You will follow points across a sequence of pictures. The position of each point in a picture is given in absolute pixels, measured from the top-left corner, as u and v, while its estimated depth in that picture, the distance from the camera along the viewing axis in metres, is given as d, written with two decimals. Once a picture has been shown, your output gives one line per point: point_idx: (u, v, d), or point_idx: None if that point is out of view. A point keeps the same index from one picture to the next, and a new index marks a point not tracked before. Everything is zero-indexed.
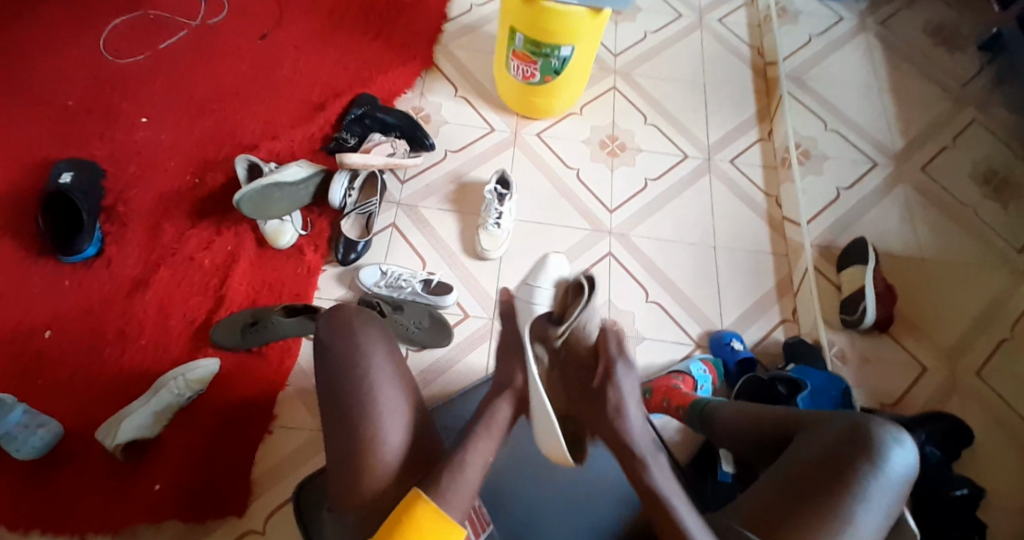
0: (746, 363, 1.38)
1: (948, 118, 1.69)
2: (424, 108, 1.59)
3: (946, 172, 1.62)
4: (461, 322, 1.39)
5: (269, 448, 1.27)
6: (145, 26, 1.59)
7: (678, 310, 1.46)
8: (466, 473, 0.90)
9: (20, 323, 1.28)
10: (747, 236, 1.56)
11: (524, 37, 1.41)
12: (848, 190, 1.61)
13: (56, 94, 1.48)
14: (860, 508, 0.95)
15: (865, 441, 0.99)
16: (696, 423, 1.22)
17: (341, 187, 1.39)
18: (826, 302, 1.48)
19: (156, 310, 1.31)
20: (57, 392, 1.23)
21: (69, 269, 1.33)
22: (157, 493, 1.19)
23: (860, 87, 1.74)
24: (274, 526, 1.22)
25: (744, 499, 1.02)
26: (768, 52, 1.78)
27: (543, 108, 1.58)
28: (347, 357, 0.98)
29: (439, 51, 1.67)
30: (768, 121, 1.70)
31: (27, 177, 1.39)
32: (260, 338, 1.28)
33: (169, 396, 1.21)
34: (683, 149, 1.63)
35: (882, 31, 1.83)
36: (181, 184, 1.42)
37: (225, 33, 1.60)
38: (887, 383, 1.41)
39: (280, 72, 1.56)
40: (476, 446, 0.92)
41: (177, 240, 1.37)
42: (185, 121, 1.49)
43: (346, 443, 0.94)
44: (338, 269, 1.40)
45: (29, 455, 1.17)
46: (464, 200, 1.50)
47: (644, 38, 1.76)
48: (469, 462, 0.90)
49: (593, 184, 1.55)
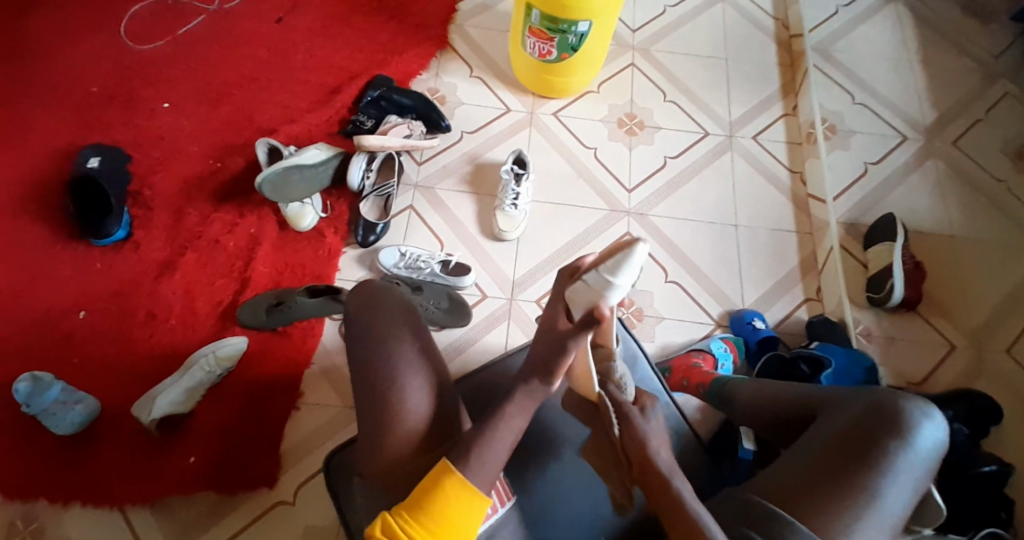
0: (768, 341, 1.37)
1: (982, 90, 1.63)
2: (440, 89, 1.59)
3: (979, 147, 1.56)
4: (479, 302, 1.40)
5: (296, 425, 1.30)
6: (165, 12, 1.61)
7: (698, 289, 1.45)
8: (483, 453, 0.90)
9: (55, 305, 1.33)
10: (769, 214, 1.53)
11: (540, 14, 1.39)
12: (876, 165, 1.56)
13: (82, 82, 1.52)
14: (886, 482, 0.94)
15: (892, 417, 0.98)
16: (717, 402, 1.21)
17: (360, 168, 1.41)
18: (852, 281, 1.45)
19: (183, 292, 1.35)
20: (90, 371, 1.28)
21: (100, 253, 1.37)
22: (191, 465, 1.23)
23: (888, 60, 1.69)
24: (302, 497, 1.26)
25: (768, 473, 1.00)
26: (793, 24, 1.73)
27: (560, 87, 1.56)
28: (370, 331, 1.00)
29: (454, 31, 1.66)
30: (793, 96, 1.66)
31: (58, 163, 1.44)
32: (284, 317, 1.31)
33: (200, 374, 1.25)
34: (705, 126, 1.60)
35: (912, 1, 1.76)
36: (204, 169, 1.46)
37: (243, 17, 1.61)
38: (913, 361, 1.39)
39: (298, 56, 1.58)
40: (490, 427, 0.92)
41: (201, 223, 1.41)
42: (207, 106, 1.51)
43: (365, 417, 0.97)
44: (357, 251, 1.42)
45: (67, 430, 1.22)
46: (480, 180, 1.50)
47: (663, 13, 1.73)
48: (488, 439, 0.91)
49: (611, 163, 1.54)
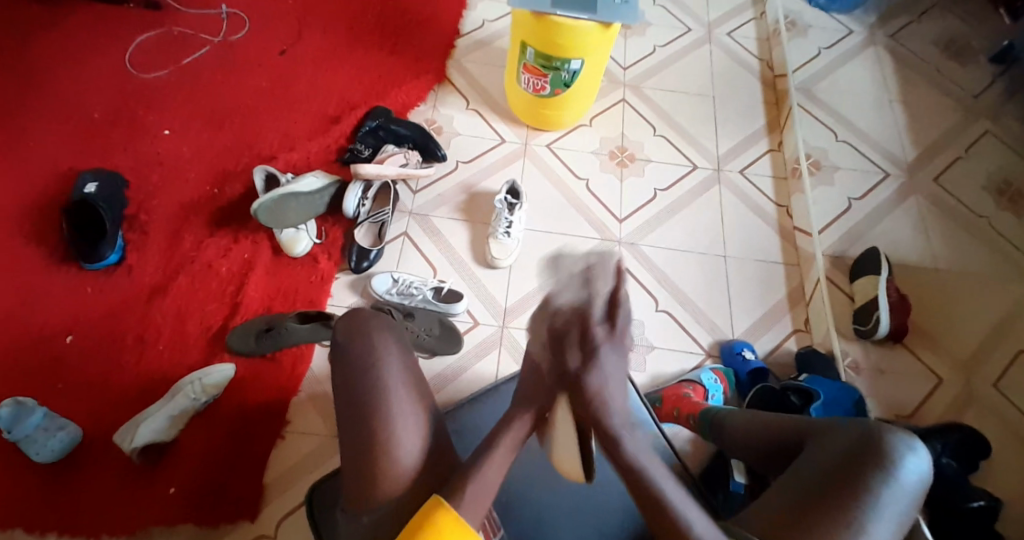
0: (757, 374, 1.37)
1: (961, 129, 1.69)
2: (437, 120, 1.62)
3: (959, 183, 1.62)
4: (470, 330, 1.40)
5: (281, 454, 1.29)
6: (168, 42, 1.64)
7: (688, 320, 1.46)
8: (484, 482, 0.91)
9: (43, 328, 1.31)
10: (757, 246, 1.56)
11: (534, 51, 1.44)
12: (860, 201, 1.60)
13: (82, 108, 1.53)
14: (872, 516, 0.93)
15: (877, 450, 0.98)
16: (707, 434, 1.21)
17: (355, 196, 1.43)
18: (838, 313, 1.47)
19: (174, 315, 1.35)
20: (76, 395, 1.26)
21: (91, 276, 1.37)
22: (172, 496, 1.21)
23: (870, 99, 1.75)
24: (284, 530, 1.23)
25: (755, 508, 1.00)
26: (778, 64, 1.79)
27: (553, 120, 1.60)
28: (361, 359, 1.00)
29: (451, 66, 1.71)
30: (778, 133, 1.71)
31: (54, 187, 1.44)
32: (275, 342, 1.32)
33: (186, 401, 1.24)
34: (693, 161, 1.64)
35: (892, 44, 1.84)
36: (200, 194, 1.47)
37: (245, 48, 1.65)
38: (901, 395, 1.39)
39: (297, 87, 1.61)
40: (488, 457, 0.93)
41: (196, 247, 1.41)
42: (206, 133, 1.53)
43: (354, 444, 0.96)
44: (351, 276, 1.43)
45: (48, 458, 1.20)
46: (474, 210, 1.52)
47: (653, 52, 1.79)
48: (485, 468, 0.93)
49: (603, 194, 1.57)
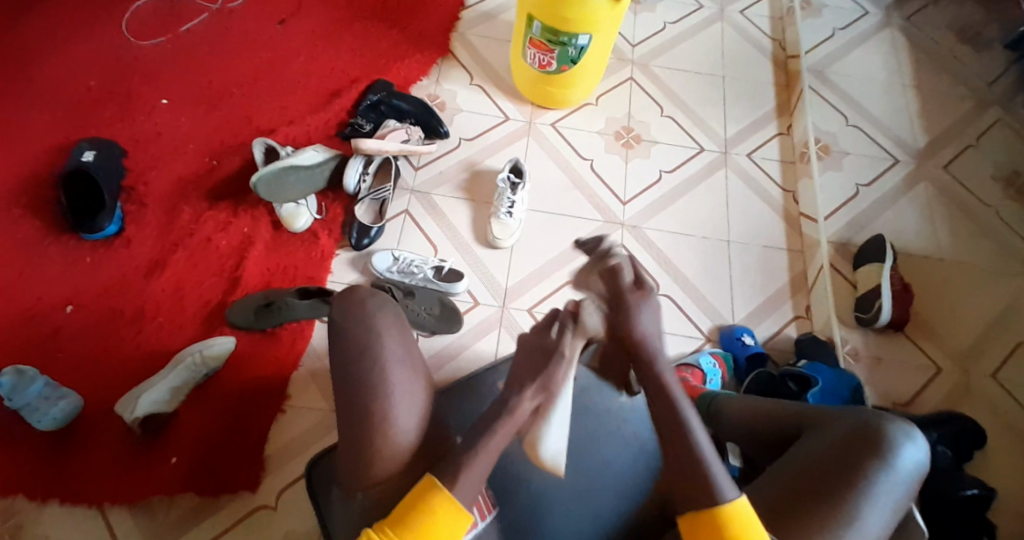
0: (757, 358, 1.37)
1: (973, 116, 1.66)
2: (440, 95, 1.59)
3: (968, 172, 1.59)
4: (471, 310, 1.39)
5: (282, 427, 1.29)
6: (167, 10, 1.61)
7: (689, 304, 1.46)
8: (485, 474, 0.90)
9: (43, 299, 1.31)
10: (761, 232, 1.54)
11: (541, 26, 1.40)
12: (867, 187, 1.58)
13: (79, 76, 1.51)
14: (868, 503, 0.94)
15: (876, 438, 0.98)
16: (704, 417, 1.21)
17: (356, 172, 1.41)
18: (840, 300, 1.46)
19: (173, 290, 1.34)
20: (75, 368, 1.27)
21: (90, 249, 1.36)
22: (173, 466, 1.22)
23: (882, 84, 1.71)
24: (284, 503, 1.24)
25: (753, 491, 1.00)
26: (790, 45, 1.75)
27: (558, 98, 1.57)
28: (359, 338, 1.00)
29: (456, 39, 1.67)
30: (787, 116, 1.68)
31: (52, 156, 1.43)
32: (275, 318, 1.32)
33: (186, 372, 1.24)
34: (700, 142, 1.62)
35: (907, 27, 1.79)
36: (199, 167, 1.45)
37: (246, 18, 1.62)
38: (900, 383, 1.39)
39: (298, 59, 1.58)
40: None
41: (195, 221, 1.40)
42: (206, 105, 1.51)
43: (350, 425, 0.96)
44: (351, 253, 1.42)
45: (49, 426, 1.20)
46: (477, 188, 1.50)
47: (662, 29, 1.75)
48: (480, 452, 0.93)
49: (607, 174, 1.55)
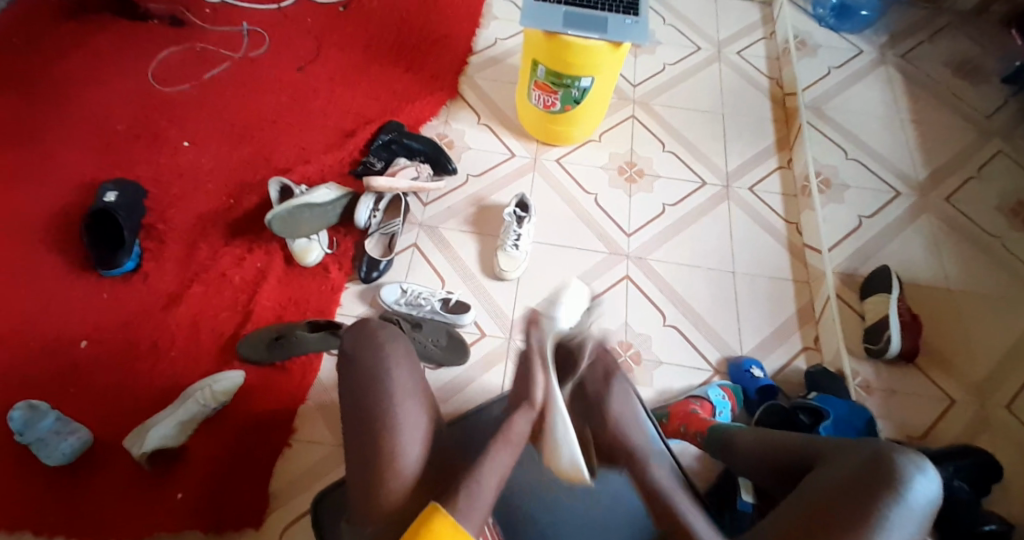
0: (767, 390, 1.37)
1: (974, 148, 1.68)
2: (448, 134, 1.65)
3: (971, 204, 1.61)
4: (477, 341, 1.41)
5: (289, 462, 1.30)
6: (190, 58, 1.69)
7: (696, 335, 1.46)
8: (491, 500, 0.94)
9: (61, 334, 1.34)
10: (766, 262, 1.56)
11: (545, 69, 1.46)
12: (870, 218, 1.60)
13: (106, 121, 1.58)
14: (881, 535, 0.92)
15: (886, 470, 0.97)
16: (716, 452, 1.20)
17: (367, 208, 1.44)
18: (849, 331, 1.46)
19: (188, 323, 1.37)
20: (90, 400, 1.29)
21: (109, 284, 1.40)
22: (179, 502, 1.22)
23: (880, 119, 1.75)
24: (290, 537, 1.24)
25: (765, 525, 0.99)
26: (787, 83, 1.80)
27: (563, 136, 1.62)
28: (368, 369, 1.01)
29: (464, 82, 1.74)
30: (787, 150, 1.71)
31: (76, 196, 1.48)
32: (286, 351, 1.34)
33: (195, 407, 1.25)
34: (703, 177, 1.65)
35: (902, 64, 1.85)
36: (217, 205, 1.50)
37: (266, 65, 1.70)
38: (914, 416, 1.38)
39: (315, 101, 1.65)
40: (492, 470, 0.95)
41: (211, 256, 1.44)
42: (223, 146, 1.57)
43: (357, 449, 0.97)
44: (360, 286, 1.45)
45: (59, 461, 1.21)
46: (483, 222, 1.54)
47: (663, 70, 1.81)
48: (487, 480, 0.94)
49: (611, 209, 1.58)
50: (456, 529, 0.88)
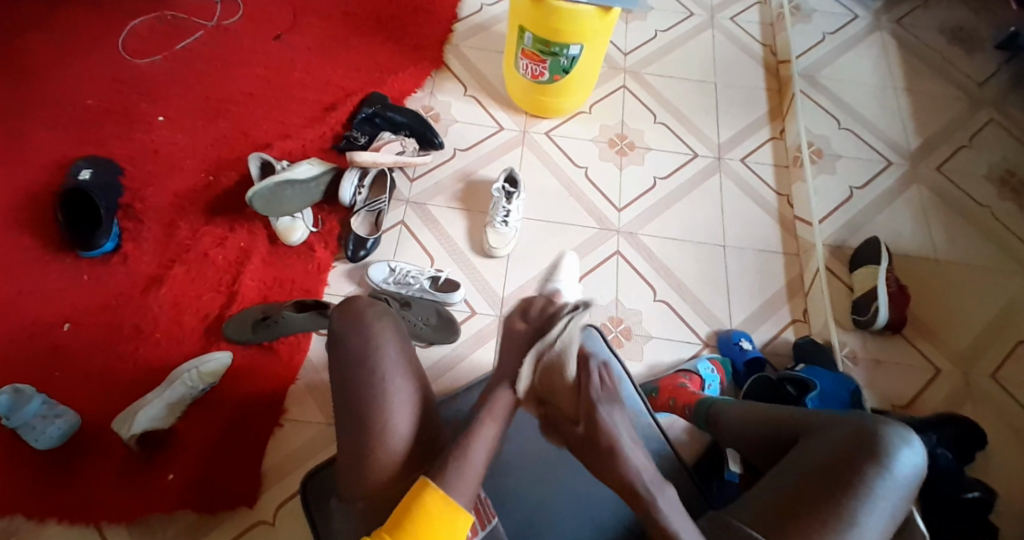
0: (755, 362, 1.38)
1: (966, 117, 1.66)
2: (434, 107, 1.60)
3: (962, 173, 1.59)
4: (467, 319, 1.39)
5: (280, 441, 1.30)
6: (163, 27, 1.62)
7: (686, 309, 1.46)
8: (479, 472, 0.92)
9: (42, 317, 1.31)
10: (756, 235, 1.55)
11: (533, 37, 1.41)
12: (861, 190, 1.59)
13: (77, 94, 1.52)
14: (865, 508, 0.93)
15: (872, 444, 0.96)
16: (704, 423, 1.20)
17: (351, 185, 1.42)
18: (837, 302, 1.46)
19: (171, 305, 1.35)
20: (73, 385, 1.27)
21: (88, 265, 1.36)
22: (171, 483, 1.22)
23: (874, 87, 1.73)
24: (282, 517, 1.24)
25: (751, 496, 0.99)
26: (781, 49, 1.77)
27: (551, 107, 1.58)
28: (356, 352, 0.99)
29: (450, 51, 1.69)
30: (780, 121, 1.69)
31: (49, 173, 1.43)
32: (272, 332, 1.32)
33: (183, 389, 1.23)
34: (694, 148, 1.62)
35: (898, 30, 1.81)
36: (197, 183, 1.46)
37: (242, 34, 1.63)
38: (899, 386, 1.39)
39: (294, 73, 1.59)
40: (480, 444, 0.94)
41: (192, 236, 1.41)
42: (202, 121, 1.52)
43: (348, 437, 0.96)
44: (348, 265, 1.42)
45: (48, 445, 1.20)
46: (471, 198, 1.51)
47: (654, 37, 1.76)
48: (474, 452, 0.93)
49: (602, 183, 1.56)
50: (449, 505, 0.87)
